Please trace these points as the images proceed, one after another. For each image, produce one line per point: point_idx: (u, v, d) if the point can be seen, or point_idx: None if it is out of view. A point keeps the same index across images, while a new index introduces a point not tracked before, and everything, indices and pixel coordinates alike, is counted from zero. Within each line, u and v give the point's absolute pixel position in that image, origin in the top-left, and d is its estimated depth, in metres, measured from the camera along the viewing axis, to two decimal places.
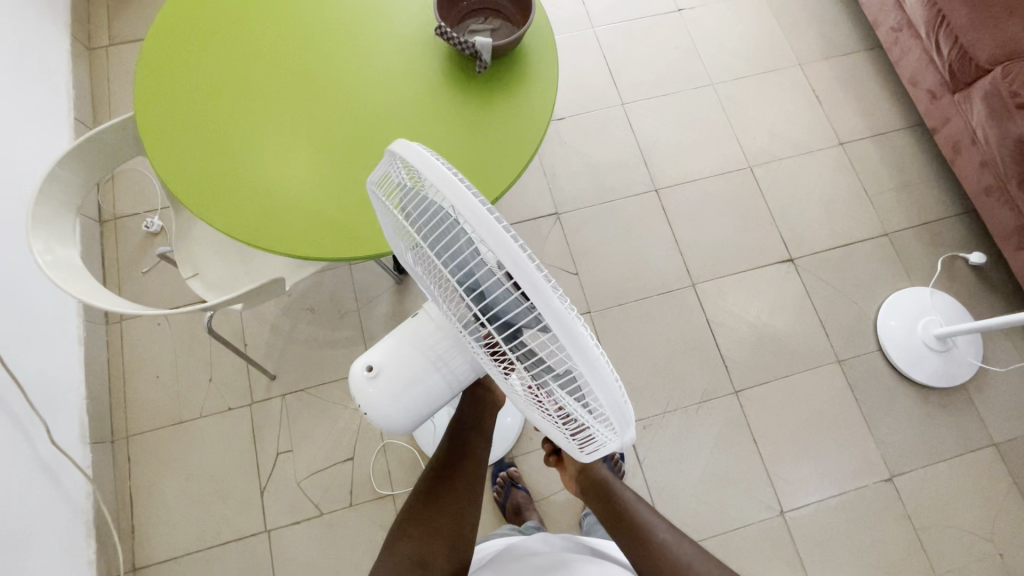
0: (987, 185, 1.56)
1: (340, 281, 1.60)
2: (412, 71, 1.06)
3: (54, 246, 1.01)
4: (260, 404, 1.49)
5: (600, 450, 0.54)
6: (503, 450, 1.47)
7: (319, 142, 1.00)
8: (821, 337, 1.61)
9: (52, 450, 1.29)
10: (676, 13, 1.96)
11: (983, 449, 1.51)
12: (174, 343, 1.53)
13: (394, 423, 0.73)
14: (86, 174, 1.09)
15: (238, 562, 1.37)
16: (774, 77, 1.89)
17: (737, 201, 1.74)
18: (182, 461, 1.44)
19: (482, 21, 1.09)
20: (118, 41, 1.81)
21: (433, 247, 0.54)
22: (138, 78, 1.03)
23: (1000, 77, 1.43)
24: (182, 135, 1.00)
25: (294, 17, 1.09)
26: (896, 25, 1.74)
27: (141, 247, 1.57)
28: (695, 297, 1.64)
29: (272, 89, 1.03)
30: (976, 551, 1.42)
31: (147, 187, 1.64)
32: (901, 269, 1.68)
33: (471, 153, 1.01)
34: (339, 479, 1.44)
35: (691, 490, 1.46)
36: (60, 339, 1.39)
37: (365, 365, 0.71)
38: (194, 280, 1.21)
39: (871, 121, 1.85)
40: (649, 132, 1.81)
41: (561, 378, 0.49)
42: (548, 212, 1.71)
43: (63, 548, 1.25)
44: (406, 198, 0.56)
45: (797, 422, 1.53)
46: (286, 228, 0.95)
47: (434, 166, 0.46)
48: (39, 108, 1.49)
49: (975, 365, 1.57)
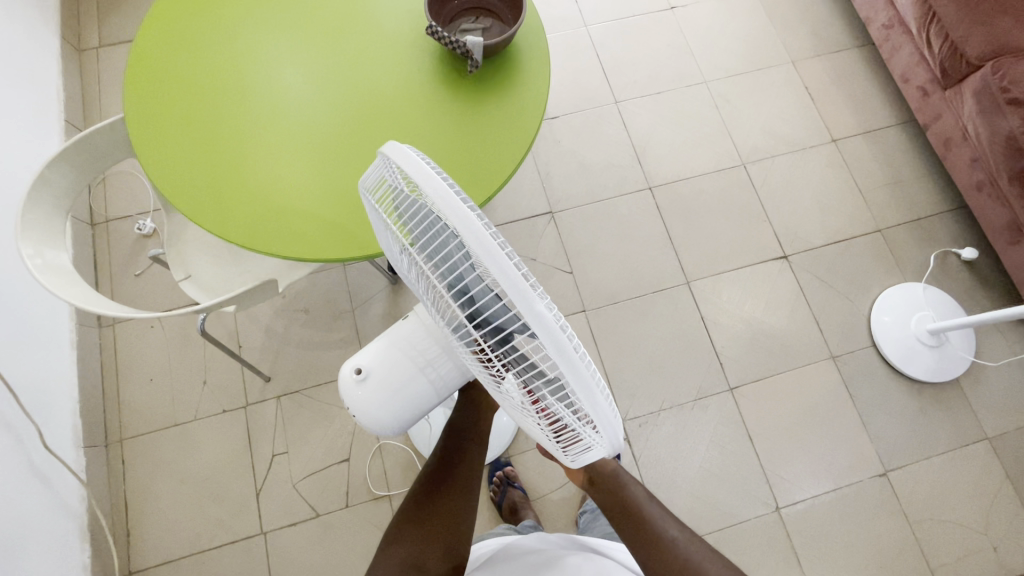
0: (977, 181, 1.57)
1: (334, 281, 1.59)
2: (403, 71, 1.06)
3: (44, 250, 1.00)
4: (254, 406, 1.48)
5: (587, 456, 0.54)
6: (500, 449, 1.46)
7: (311, 142, 1.00)
8: (815, 334, 1.61)
9: (46, 455, 1.28)
10: (669, 12, 1.96)
11: (976, 444, 1.52)
12: (167, 346, 1.52)
13: (384, 425, 0.73)
14: (76, 178, 1.08)
15: (234, 565, 1.36)
16: (766, 75, 1.89)
17: (731, 198, 1.74)
18: (176, 463, 1.43)
19: (472, 20, 1.09)
20: (108, 43, 1.80)
21: (425, 250, 0.54)
22: (128, 82, 1.03)
23: (990, 74, 1.43)
24: (172, 137, 1.00)
25: (283, 18, 1.09)
26: (887, 22, 1.74)
27: (133, 249, 1.57)
28: (689, 295, 1.64)
29: (263, 88, 1.03)
30: (971, 545, 1.43)
31: (139, 189, 1.63)
32: (894, 265, 1.69)
33: (464, 151, 1.01)
34: (334, 480, 1.44)
35: (687, 487, 1.47)
36: (53, 344, 1.38)
37: (353, 368, 0.71)
38: (186, 283, 1.21)
39: (863, 118, 1.85)
40: (642, 130, 1.81)
41: (550, 384, 0.48)
42: (542, 212, 1.71)
43: (59, 554, 1.25)
44: (398, 201, 0.56)
45: (792, 418, 1.53)
46: (280, 230, 0.95)
47: (425, 170, 0.46)
48: (28, 111, 1.48)
49: (967, 360, 1.57)
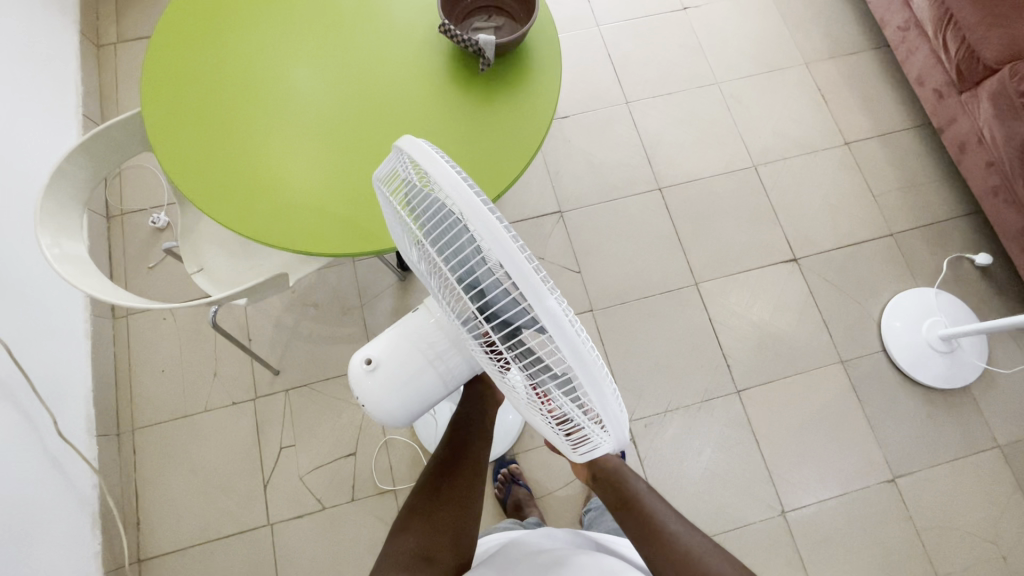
0: (993, 186, 1.55)
1: (343, 277, 1.61)
2: (415, 69, 1.07)
3: (62, 241, 1.02)
4: (264, 399, 1.50)
5: (593, 452, 0.54)
6: (504, 447, 1.47)
7: (324, 138, 1.01)
8: (824, 337, 1.60)
9: (59, 443, 1.31)
10: (682, 12, 1.96)
11: (986, 451, 1.50)
12: (179, 337, 1.54)
13: (392, 416, 0.73)
14: (94, 171, 1.10)
15: (241, 556, 1.38)
16: (779, 76, 1.88)
17: (741, 199, 1.74)
18: (186, 454, 1.45)
19: (485, 18, 1.09)
20: (126, 38, 1.82)
21: (434, 243, 0.55)
22: (147, 74, 1.05)
23: (1007, 77, 1.42)
24: (187, 130, 1.01)
25: (298, 15, 1.10)
26: (903, 24, 1.73)
27: (147, 242, 1.59)
28: (697, 295, 1.64)
29: (279, 87, 1.04)
30: (979, 554, 1.41)
31: (153, 183, 1.65)
32: (906, 270, 1.67)
33: (474, 150, 1.01)
34: (341, 474, 1.45)
35: (692, 487, 1.47)
36: (68, 333, 1.41)
37: (364, 358, 0.71)
38: (200, 275, 1.23)
39: (876, 120, 1.84)
40: (653, 131, 1.81)
41: (557, 379, 0.49)
42: (551, 211, 1.71)
43: (71, 541, 1.27)
44: (410, 194, 0.57)
45: (798, 421, 1.52)
46: (292, 224, 0.96)
47: (439, 163, 0.47)
48: (47, 104, 1.51)
49: (980, 367, 1.56)
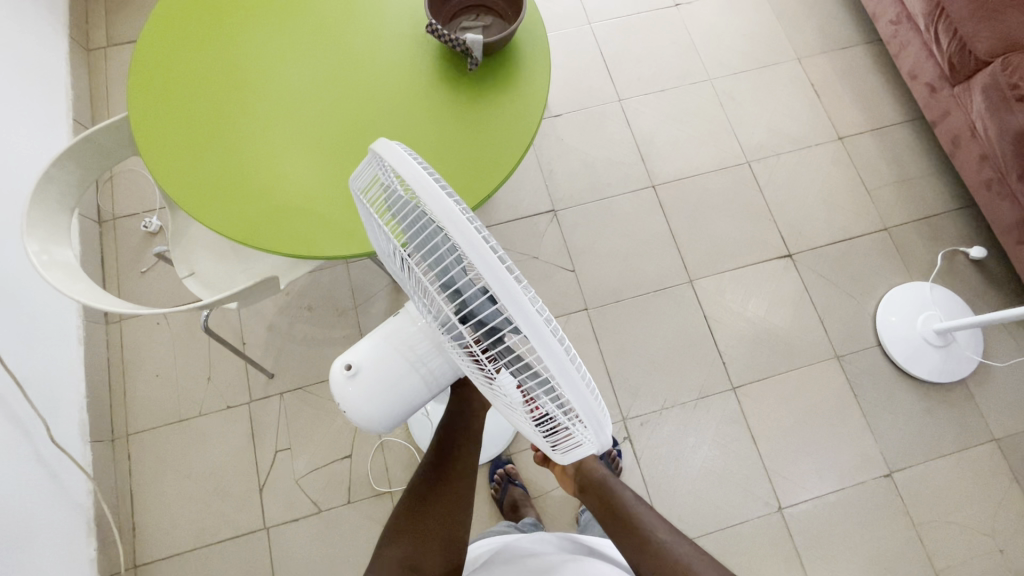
0: (986, 179, 1.55)
1: (337, 279, 1.60)
2: (404, 69, 1.06)
3: (50, 247, 1.01)
4: (259, 403, 1.49)
5: (576, 452, 0.54)
6: (500, 448, 1.47)
7: (312, 140, 1.01)
8: (819, 332, 1.60)
9: (52, 449, 1.30)
10: (674, 9, 1.95)
11: (983, 445, 1.50)
12: (172, 342, 1.54)
13: (375, 421, 0.73)
14: (82, 176, 1.09)
15: (237, 560, 1.38)
16: (771, 72, 1.88)
17: (735, 196, 1.73)
18: (182, 459, 1.45)
19: (473, 17, 1.09)
20: (116, 42, 1.82)
21: (412, 246, 0.54)
22: (134, 78, 1.04)
23: (1000, 69, 1.42)
24: (174, 134, 1.01)
25: (286, 17, 1.09)
26: (895, 18, 1.72)
27: (140, 247, 1.59)
28: (692, 292, 1.63)
29: (266, 90, 1.04)
30: (976, 547, 1.41)
31: (145, 187, 1.64)
32: (901, 264, 1.67)
33: (464, 150, 1.01)
34: (336, 477, 1.45)
35: (688, 485, 1.46)
36: (61, 339, 1.40)
37: (344, 364, 0.71)
38: (191, 279, 1.22)
39: (869, 114, 1.84)
40: (646, 128, 1.80)
41: (537, 380, 0.49)
42: (545, 210, 1.70)
43: (66, 547, 1.27)
44: (387, 197, 0.56)
45: (794, 417, 1.52)
46: (280, 227, 0.96)
47: (412, 167, 0.47)
48: (37, 110, 1.50)
49: (975, 360, 1.56)
